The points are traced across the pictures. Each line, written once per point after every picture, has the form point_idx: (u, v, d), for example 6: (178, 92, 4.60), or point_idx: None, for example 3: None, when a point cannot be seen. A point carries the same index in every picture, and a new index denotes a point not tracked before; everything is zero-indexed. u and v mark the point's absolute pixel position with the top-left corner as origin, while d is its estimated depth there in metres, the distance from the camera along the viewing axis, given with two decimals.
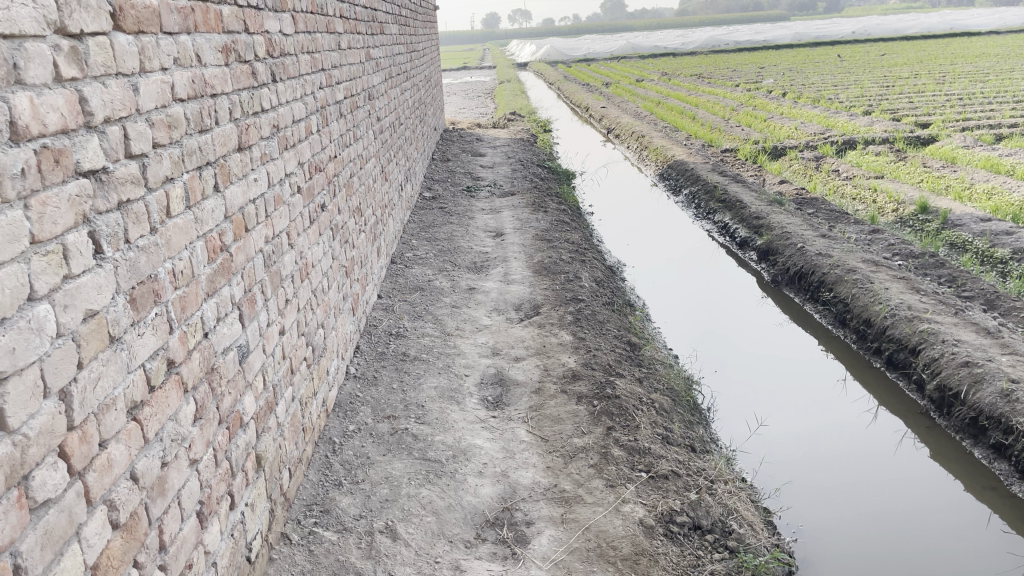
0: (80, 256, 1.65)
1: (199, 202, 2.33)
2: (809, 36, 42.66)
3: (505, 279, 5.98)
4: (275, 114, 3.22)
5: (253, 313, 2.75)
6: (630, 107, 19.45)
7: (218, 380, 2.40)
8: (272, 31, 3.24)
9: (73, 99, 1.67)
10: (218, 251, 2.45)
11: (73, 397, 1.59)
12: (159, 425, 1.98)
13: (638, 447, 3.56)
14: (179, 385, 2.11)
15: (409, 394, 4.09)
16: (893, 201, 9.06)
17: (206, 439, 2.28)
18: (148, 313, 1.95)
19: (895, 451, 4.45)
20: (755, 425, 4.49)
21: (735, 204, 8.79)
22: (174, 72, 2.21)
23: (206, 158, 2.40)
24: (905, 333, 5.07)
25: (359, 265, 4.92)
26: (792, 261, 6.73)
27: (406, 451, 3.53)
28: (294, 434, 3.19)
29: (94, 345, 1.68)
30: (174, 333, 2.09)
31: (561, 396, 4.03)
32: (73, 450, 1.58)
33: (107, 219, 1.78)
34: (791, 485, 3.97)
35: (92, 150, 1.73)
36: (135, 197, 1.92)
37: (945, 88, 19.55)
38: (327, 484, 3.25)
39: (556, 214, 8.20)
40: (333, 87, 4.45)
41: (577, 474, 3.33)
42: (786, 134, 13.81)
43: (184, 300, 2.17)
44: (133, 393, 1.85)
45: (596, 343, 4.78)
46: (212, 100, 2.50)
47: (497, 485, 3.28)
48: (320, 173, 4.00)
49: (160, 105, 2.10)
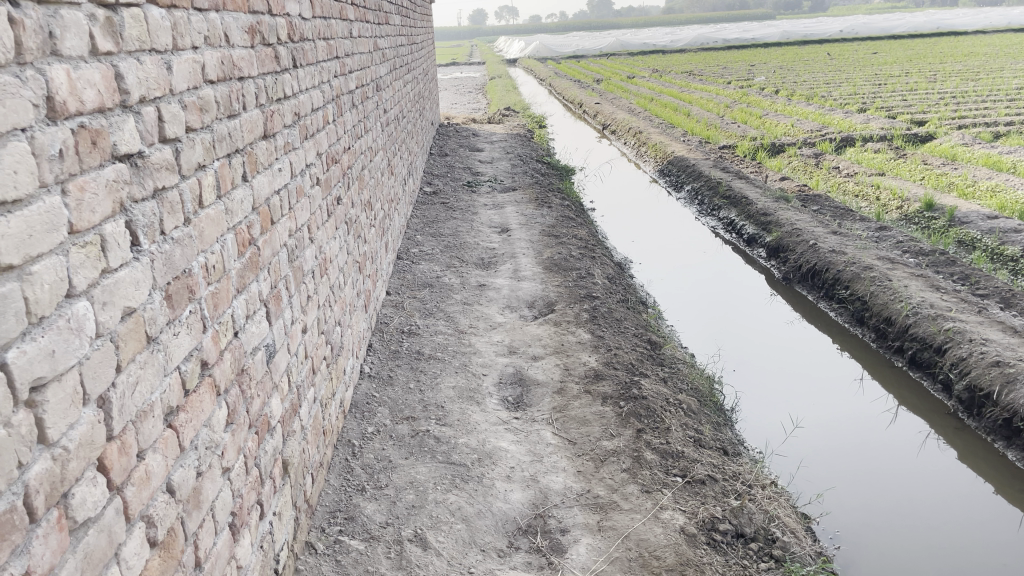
0: (117, 248, 1.49)
1: (228, 192, 2.17)
2: (797, 34, 42.74)
3: (515, 276, 5.84)
4: (296, 101, 3.07)
5: (278, 310, 2.60)
6: (623, 103, 19.34)
7: (247, 382, 2.25)
8: (293, 14, 3.09)
9: (109, 75, 1.52)
10: (246, 245, 2.30)
11: (112, 404, 1.44)
12: (194, 433, 1.82)
13: (671, 450, 3.44)
14: (212, 389, 1.95)
15: (427, 394, 3.95)
16: (897, 198, 8.98)
17: (238, 445, 2.13)
18: (183, 311, 1.79)
19: (920, 451, 4.36)
20: (789, 427, 4.37)
21: (740, 200, 8.68)
22: (204, 52, 2.06)
23: (235, 145, 2.25)
24: (929, 331, 4.97)
25: (370, 260, 4.76)
26: (805, 259, 6.63)
27: (429, 454, 3.39)
28: (316, 437, 3.04)
29: (132, 347, 1.54)
30: (207, 333, 1.94)
31: (585, 397, 3.90)
32: (112, 463, 1.43)
33: (143, 207, 1.62)
34: (833, 491, 3.83)
35: (128, 132, 1.58)
36: (169, 185, 1.77)
37: (938, 86, 19.52)
38: (350, 490, 3.10)
39: (560, 210, 8.06)
40: (346, 76, 4.30)
41: (610, 479, 3.21)
42: (783, 131, 13.72)
43: (217, 297, 2.02)
44: (169, 398, 1.70)
45: (616, 341, 4.66)
46: (240, 83, 2.35)
47: (528, 491, 3.14)
48: (336, 165, 3.85)
49: (192, 86, 1.95)
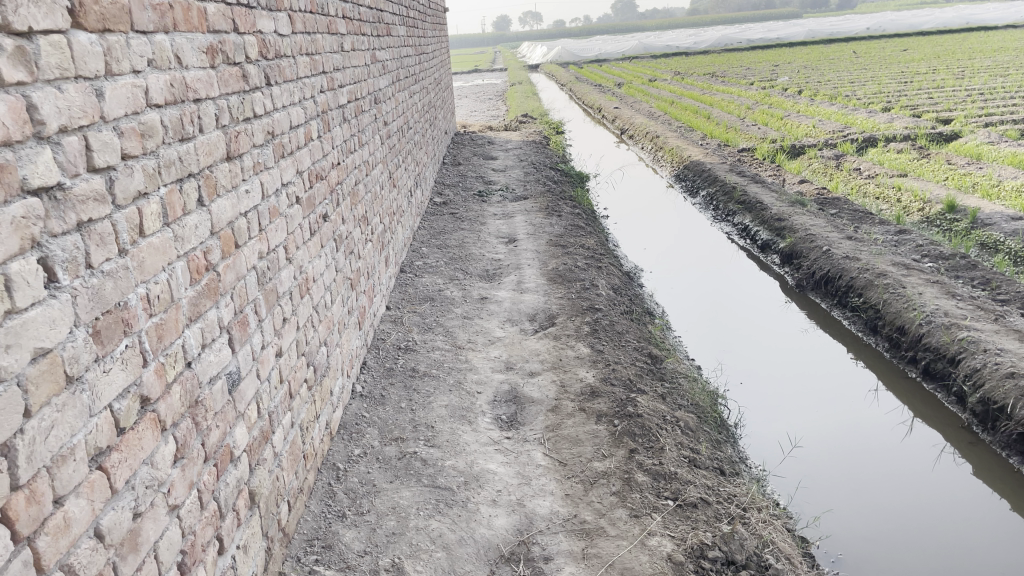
0: (27, 287, 1.43)
1: (179, 218, 2.11)
2: (822, 33, 42.23)
3: (518, 288, 5.74)
4: (270, 119, 3.01)
5: (244, 336, 2.54)
6: (643, 107, 19.15)
7: (203, 413, 2.18)
8: (266, 31, 3.03)
9: (19, 106, 1.45)
10: (202, 271, 2.24)
11: (17, 451, 1.37)
12: (130, 472, 1.76)
13: (664, 471, 3.32)
14: (155, 424, 1.89)
15: (418, 413, 3.87)
16: (919, 200, 8.74)
17: (189, 481, 2.06)
18: (116, 347, 1.73)
19: (932, 468, 4.19)
20: (789, 446, 4.20)
21: (755, 205, 8.50)
22: (148, 75, 2.00)
23: (188, 170, 2.19)
24: (943, 341, 4.79)
25: (366, 276, 4.70)
26: (819, 265, 6.45)
27: (415, 478, 3.30)
28: (293, 462, 2.97)
29: (47, 389, 1.47)
30: (148, 367, 1.87)
31: (579, 415, 3.79)
32: (19, 514, 1.37)
33: (63, 242, 1.56)
34: (831, 514, 3.66)
35: (43, 164, 1.51)
36: (99, 217, 1.70)
37: (965, 83, 19.09)
38: (330, 516, 3.03)
39: (570, 218, 7.96)
40: (335, 91, 4.25)
41: (598, 503, 3.10)
42: (803, 132, 13.48)
43: (162, 328, 1.96)
44: (97, 439, 1.63)
45: (616, 356, 4.54)
46: (195, 105, 2.28)
47: (513, 516, 3.04)
48: (322, 182, 3.79)
49: (132, 111, 1.88)
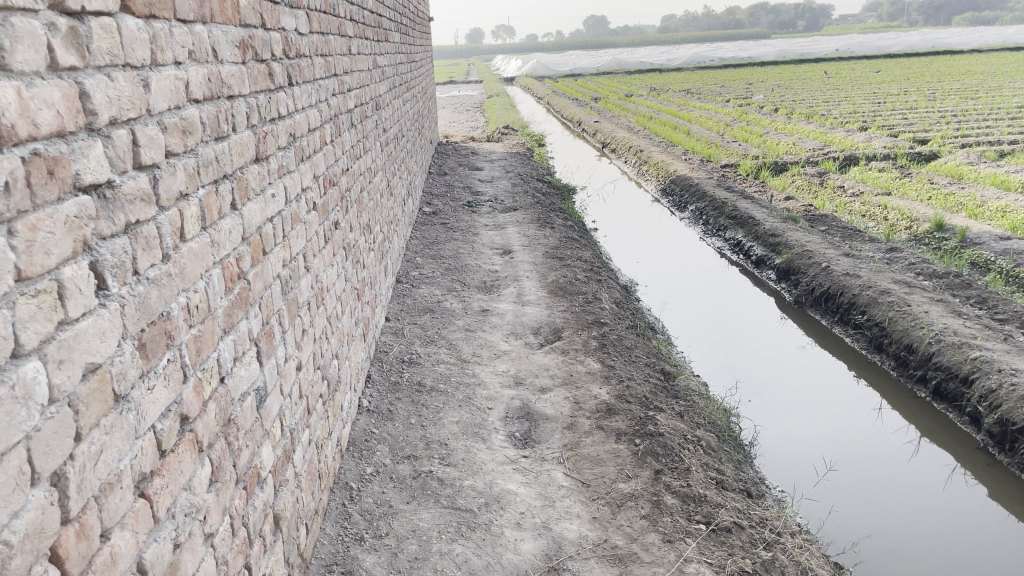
0: (79, 295, 1.28)
1: (215, 222, 1.96)
2: (793, 53, 42.80)
3: (519, 300, 5.62)
4: (291, 121, 2.86)
5: (270, 348, 2.39)
6: (622, 122, 19.15)
7: (235, 432, 2.03)
8: (289, 28, 2.89)
9: (72, 94, 1.31)
10: (235, 279, 2.09)
11: (68, 480, 1.22)
12: (171, 499, 1.60)
13: (693, 494, 3.22)
14: (194, 445, 1.73)
15: (429, 430, 3.72)
16: (906, 218, 8.79)
17: (222, 506, 1.90)
18: (160, 361, 1.58)
19: (945, 488, 4.14)
20: (822, 469, 4.09)
21: (747, 220, 8.48)
22: (189, 67, 1.85)
23: (223, 170, 2.04)
24: (955, 361, 4.75)
25: (369, 286, 4.55)
26: (818, 282, 6.43)
27: (432, 499, 3.15)
28: (310, 482, 2.81)
29: (96, 409, 1.32)
30: (187, 383, 1.72)
31: (597, 433, 3.68)
32: (68, 551, 1.22)
33: (112, 244, 1.41)
34: (869, 540, 3.55)
35: (95, 159, 1.37)
36: (145, 218, 1.55)
37: (938, 105, 19.40)
38: (348, 540, 2.87)
39: (563, 230, 7.86)
40: (345, 94, 4.10)
41: (628, 527, 2.98)
42: (785, 149, 13.56)
43: (200, 341, 1.80)
44: (141, 463, 1.47)
45: (628, 371, 4.44)
46: (229, 102, 2.14)
47: (540, 540, 2.91)
48: (334, 188, 3.65)
49: (174, 105, 1.74)
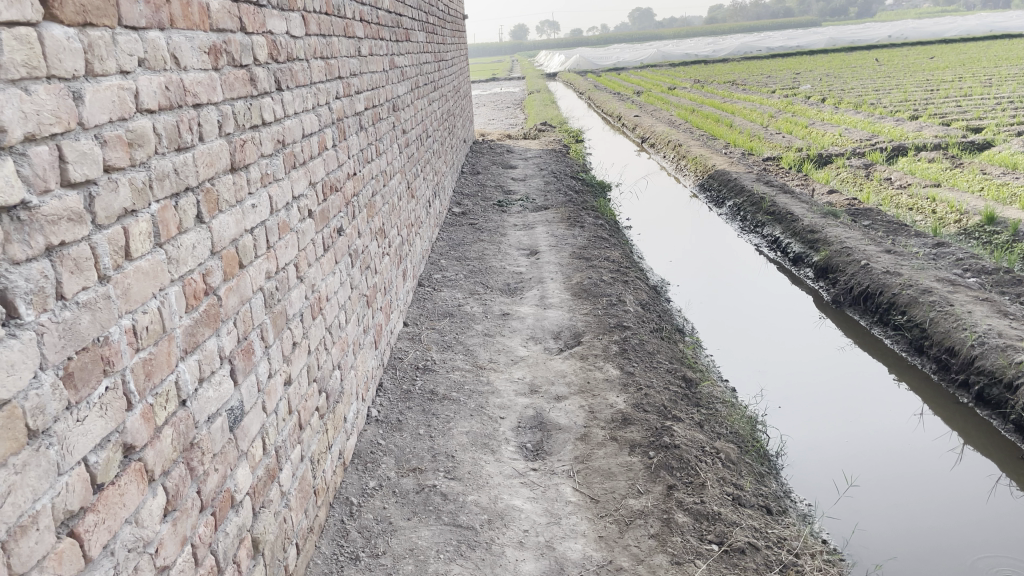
0: None
1: (174, 237, 1.88)
2: (843, 41, 41.69)
3: (541, 303, 5.48)
4: (280, 127, 2.77)
5: (249, 365, 2.30)
6: (663, 115, 18.82)
7: (200, 457, 1.94)
8: (277, 31, 2.80)
9: None
10: (201, 296, 2.00)
11: None
12: (109, 534, 1.51)
13: (706, 511, 3.06)
14: (142, 475, 1.65)
15: (437, 441, 3.61)
16: (955, 210, 8.40)
17: (182, 536, 1.82)
18: (93, 391, 1.49)
19: (987, 500, 3.88)
20: (846, 485, 3.86)
21: (785, 215, 8.21)
22: (139, 76, 1.77)
23: (184, 183, 1.95)
24: (998, 364, 4.48)
25: (383, 292, 4.46)
26: (856, 280, 6.17)
27: (434, 515, 3.04)
28: (303, 500, 2.73)
29: (3, 447, 1.23)
30: (134, 411, 1.64)
31: (610, 445, 3.54)
32: None
33: (27, 269, 1.32)
34: (895, 562, 3.33)
35: (4, 179, 1.28)
36: (74, 239, 1.46)
37: (994, 91, 18.60)
38: (342, 559, 2.77)
39: (593, 229, 7.70)
40: (352, 97, 4.01)
41: (635, 547, 2.83)
42: (830, 141, 13.14)
43: (151, 364, 1.71)
44: (67, 501, 1.39)
45: (648, 378, 4.28)
46: (194, 111, 2.05)
47: (541, 561, 2.78)
48: (337, 194, 3.56)
49: (117, 116, 1.65)
